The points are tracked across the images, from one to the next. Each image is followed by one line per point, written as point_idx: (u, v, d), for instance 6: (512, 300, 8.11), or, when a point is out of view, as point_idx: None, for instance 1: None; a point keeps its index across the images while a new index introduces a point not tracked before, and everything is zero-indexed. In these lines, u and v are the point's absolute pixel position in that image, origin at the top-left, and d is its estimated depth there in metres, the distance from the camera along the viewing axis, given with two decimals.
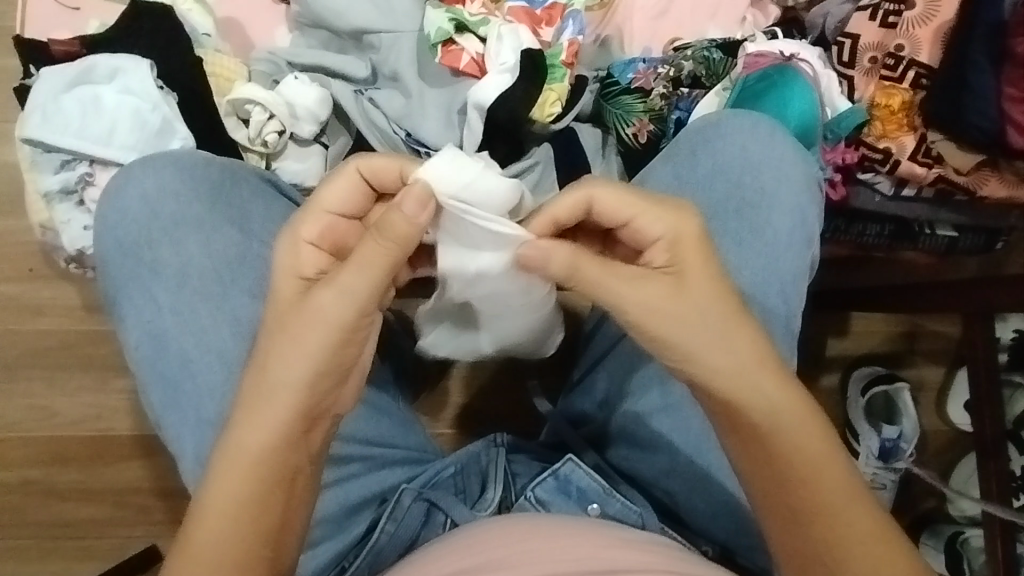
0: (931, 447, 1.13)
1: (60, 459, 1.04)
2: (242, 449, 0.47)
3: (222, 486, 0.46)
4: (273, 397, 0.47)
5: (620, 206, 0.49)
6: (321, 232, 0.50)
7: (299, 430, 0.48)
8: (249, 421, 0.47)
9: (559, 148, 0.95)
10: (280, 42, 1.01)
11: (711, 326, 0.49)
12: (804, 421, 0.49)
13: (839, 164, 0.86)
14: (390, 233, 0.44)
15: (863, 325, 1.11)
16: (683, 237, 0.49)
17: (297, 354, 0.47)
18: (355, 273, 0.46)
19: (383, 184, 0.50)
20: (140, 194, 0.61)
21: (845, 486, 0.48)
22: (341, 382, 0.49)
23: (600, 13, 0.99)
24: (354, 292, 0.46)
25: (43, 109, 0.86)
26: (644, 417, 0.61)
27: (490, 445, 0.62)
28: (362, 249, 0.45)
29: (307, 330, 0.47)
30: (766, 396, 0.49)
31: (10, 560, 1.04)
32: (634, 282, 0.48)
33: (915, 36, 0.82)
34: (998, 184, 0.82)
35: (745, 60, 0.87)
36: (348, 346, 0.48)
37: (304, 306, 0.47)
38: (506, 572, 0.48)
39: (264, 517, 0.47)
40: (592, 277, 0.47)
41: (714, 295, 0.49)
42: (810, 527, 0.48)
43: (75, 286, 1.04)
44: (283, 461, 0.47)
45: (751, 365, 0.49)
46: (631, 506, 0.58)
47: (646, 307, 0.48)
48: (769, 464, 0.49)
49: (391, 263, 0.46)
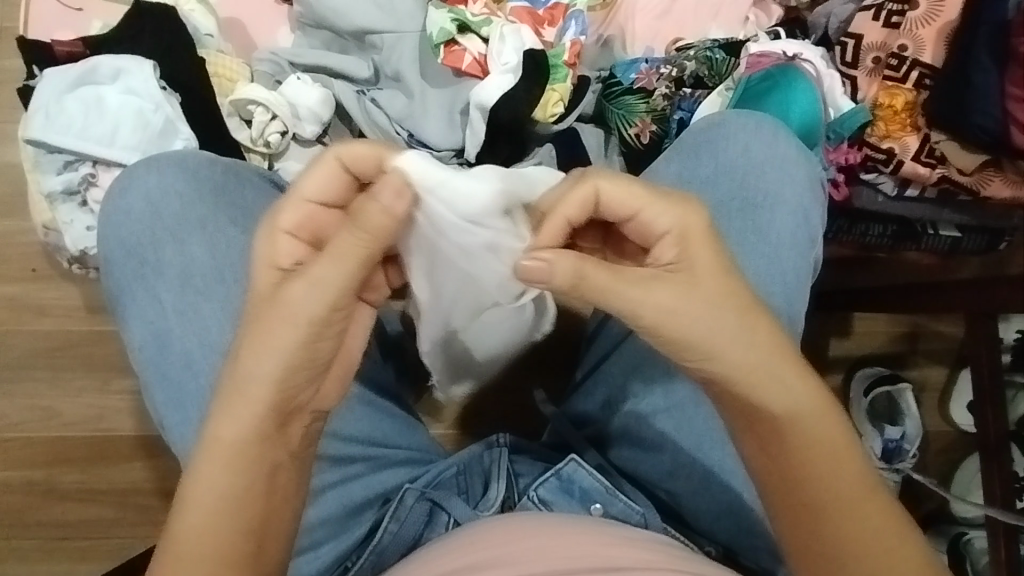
0: (933, 447, 1.13)
1: (63, 459, 1.04)
2: (219, 442, 0.45)
3: (202, 481, 0.44)
4: (244, 392, 0.45)
5: (626, 196, 0.44)
6: (300, 222, 0.45)
7: (274, 424, 0.46)
8: (222, 417, 0.45)
9: (561, 148, 0.95)
10: (283, 42, 1.01)
11: (726, 322, 0.45)
12: (822, 417, 0.47)
13: (842, 164, 0.86)
14: (363, 225, 0.41)
15: (866, 326, 1.10)
16: (692, 230, 0.45)
17: (263, 349, 0.44)
18: (330, 265, 0.43)
19: (364, 174, 0.44)
20: (144, 194, 0.61)
21: (859, 481, 0.47)
22: (319, 375, 0.47)
23: (603, 13, 0.99)
24: (327, 284, 0.43)
25: (47, 110, 0.86)
26: (648, 417, 0.61)
27: (492, 445, 0.62)
28: (339, 242, 0.42)
29: (279, 326, 0.44)
30: (788, 393, 0.47)
31: (13, 560, 1.05)
32: (646, 287, 0.44)
33: (919, 37, 0.81)
34: (1002, 184, 0.81)
35: (747, 60, 0.87)
36: (322, 339, 0.45)
37: (276, 300, 0.44)
38: (509, 570, 0.48)
39: (244, 512, 0.45)
40: (599, 286, 0.43)
41: (728, 292, 0.46)
42: (825, 523, 0.47)
43: (77, 286, 1.04)
44: (261, 457, 0.45)
45: (768, 363, 0.46)
46: (634, 506, 0.58)
47: (660, 313, 0.44)
48: (784, 463, 0.48)
49: (368, 257, 0.43)
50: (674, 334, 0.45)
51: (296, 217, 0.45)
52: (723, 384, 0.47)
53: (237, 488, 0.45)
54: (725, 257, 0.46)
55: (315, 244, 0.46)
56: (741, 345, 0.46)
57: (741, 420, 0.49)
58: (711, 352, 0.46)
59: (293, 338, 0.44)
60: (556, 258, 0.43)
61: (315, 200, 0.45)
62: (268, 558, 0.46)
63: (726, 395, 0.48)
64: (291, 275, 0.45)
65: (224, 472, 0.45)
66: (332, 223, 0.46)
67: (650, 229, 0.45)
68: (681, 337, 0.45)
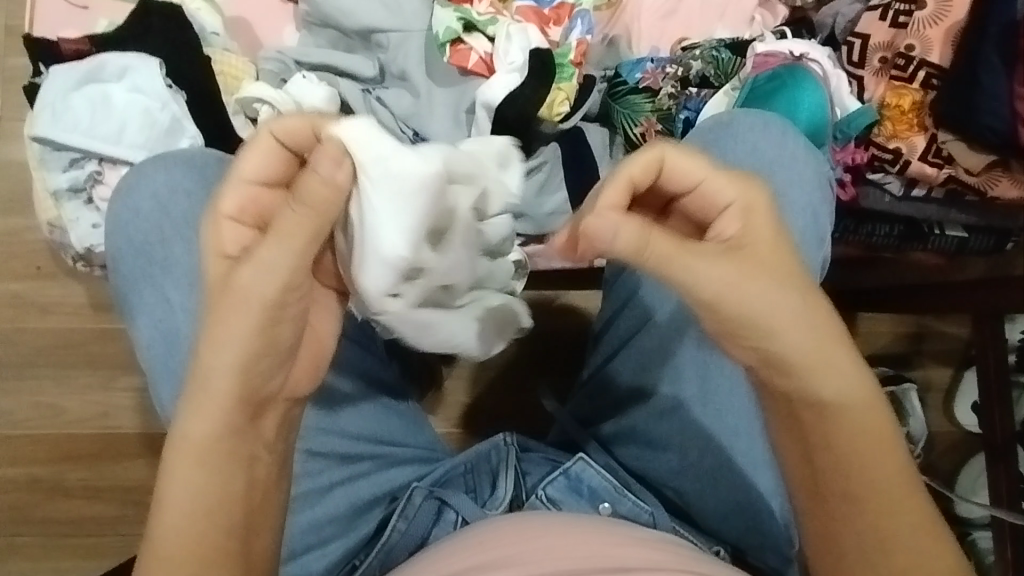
0: (938, 448, 1.12)
1: (68, 457, 1.05)
2: (186, 439, 0.44)
3: (175, 482, 0.44)
4: (209, 386, 0.44)
5: (692, 167, 0.47)
6: (243, 205, 0.46)
7: (244, 415, 0.45)
8: (191, 413, 0.44)
9: (566, 149, 0.93)
10: (288, 41, 1.01)
11: (787, 300, 0.46)
12: (871, 409, 0.47)
13: (849, 164, 0.86)
14: (307, 199, 0.41)
15: (870, 326, 1.10)
16: (753, 205, 0.47)
17: (223, 339, 0.44)
18: (277, 241, 0.43)
19: (300, 148, 0.44)
20: (152, 192, 0.61)
21: (900, 473, 0.47)
22: (285, 361, 0.47)
23: (609, 13, 0.99)
24: (276, 266, 0.43)
25: (54, 107, 0.86)
26: (655, 416, 0.61)
27: (499, 443, 0.61)
28: (281, 221, 0.42)
29: (235, 310, 0.44)
30: (841, 379, 0.47)
31: (16, 557, 1.05)
32: (711, 256, 0.45)
33: (926, 37, 0.81)
34: (1010, 184, 0.80)
35: (754, 60, 0.87)
36: (280, 322, 0.45)
37: (229, 286, 0.44)
38: (518, 569, 0.48)
39: (221, 507, 0.44)
40: (660, 253, 0.43)
41: (787, 271, 0.47)
42: (864, 513, 0.47)
43: (82, 284, 1.04)
44: (233, 450, 0.45)
45: (822, 344, 0.47)
46: (642, 505, 0.58)
47: (721, 281, 0.45)
48: (827, 449, 0.48)
49: (314, 232, 0.43)
50: (730, 310, 0.46)
51: (238, 200, 0.46)
52: (773, 365, 0.47)
53: (214, 484, 0.44)
54: (780, 235, 0.47)
55: (260, 227, 0.47)
56: (795, 321, 0.46)
57: (792, 406, 0.48)
58: (763, 335, 0.46)
59: (247, 327, 0.44)
60: (619, 225, 0.42)
61: (254, 180, 0.45)
62: (256, 550, 0.46)
63: (779, 383, 0.48)
64: (241, 261, 0.44)
65: (199, 470, 0.44)
66: (277, 203, 0.46)
67: (714, 201, 0.47)
68: (741, 317, 0.46)
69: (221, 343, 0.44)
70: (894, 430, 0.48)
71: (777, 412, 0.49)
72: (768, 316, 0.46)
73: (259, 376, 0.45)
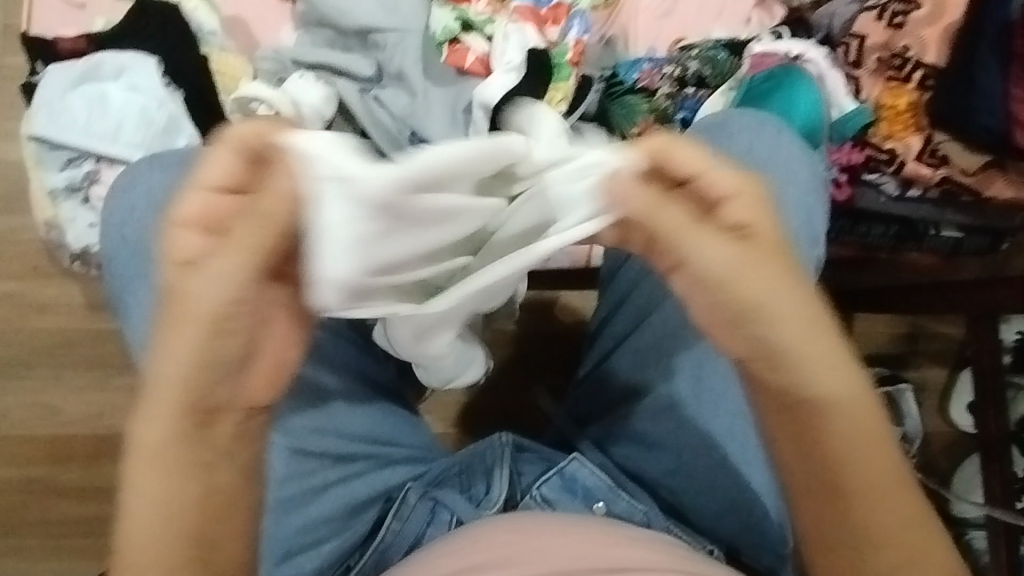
0: (934, 447, 1.13)
1: (65, 457, 1.04)
2: (142, 444, 0.43)
3: (133, 491, 0.43)
4: (157, 397, 0.42)
5: (695, 158, 0.40)
6: (199, 213, 0.38)
7: (194, 422, 0.43)
8: (141, 422, 0.43)
9: None
10: (286, 40, 1.01)
11: (784, 293, 0.42)
12: (867, 424, 0.45)
13: (844, 164, 0.85)
14: (259, 210, 0.36)
15: (866, 326, 1.11)
16: (752, 195, 0.41)
17: (174, 352, 0.40)
18: (226, 255, 0.38)
19: (257, 151, 0.36)
20: (149, 190, 0.61)
21: (891, 481, 0.45)
22: (240, 371, 0.43)
23: (605, 13, 0.98)
24: (224, 278, 0.38)
25: (50, 106, 0.86)
26: (650, 416, 0.60)
27: (495, 443, 0.62)
28: (235, 232, 0.38)
29: (185, 325, 0.40)
30: (826, 378, 0.44)
31: (12, 557, 1.05)
32: (705, 237, 0.41)
33: (922, 37, 0.82)
34: (1004, 184, 0.82)
35: (751, 60, 0.87)
36: (234, 337, 0.41)
37: (174, 295, 0.40)
38: (514, 569, 0.48)
39: (181, 519, 0.44)
40: (664, 227, 0.40)
41: (783, 263, 0.42)
42: (845, 524, 0.46)
43: (78, 284, 1.04)
44: (190, 457, 0.43)
45: (815, 339, 0.43)
46: (637, 505, 0.58)
47: (711, 263, 0.41)
48: (823, 466, 0.45)
49: (266, 249, 0.37)
50: (724, 287, 0.41)
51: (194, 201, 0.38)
52: (765, 348, 0.43)
53: (170, 498, 0.43)
54: (780, 222, 0.43)
55: (213, 231, 0.38)
56: (795, 316, 0.43)
57: (782, 397, 0.45)
58: (749, 332, 0.43)
59: (193, 344, 0.40)
60: (654, 207, 0.40)
61: (210, 181, 0.37)
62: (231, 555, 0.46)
63: (766, 370, 0.44)
64: (189, 268, 0.39)
65: (157, 468, 0.43)
66: (232, 210, 0.38)
67: (716, 188, 0.41)
68: (737, 303, 0.42)
69: (177, 353, 0.40)
70: (889, 443, 0.46)
71: (752, 400, 0.47)
72: (772, 306, 0.42)
73: (211, 392, 0.42)
